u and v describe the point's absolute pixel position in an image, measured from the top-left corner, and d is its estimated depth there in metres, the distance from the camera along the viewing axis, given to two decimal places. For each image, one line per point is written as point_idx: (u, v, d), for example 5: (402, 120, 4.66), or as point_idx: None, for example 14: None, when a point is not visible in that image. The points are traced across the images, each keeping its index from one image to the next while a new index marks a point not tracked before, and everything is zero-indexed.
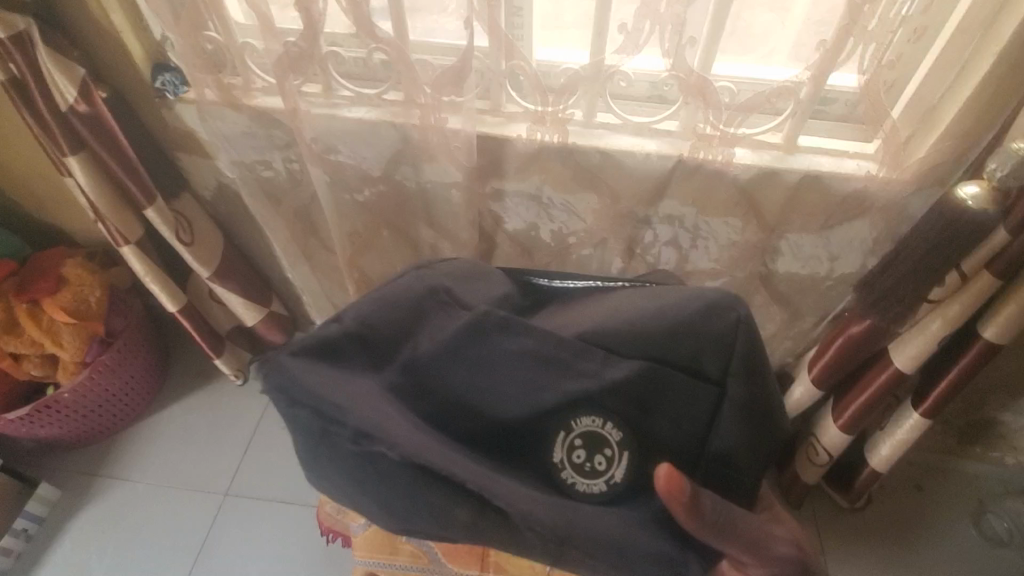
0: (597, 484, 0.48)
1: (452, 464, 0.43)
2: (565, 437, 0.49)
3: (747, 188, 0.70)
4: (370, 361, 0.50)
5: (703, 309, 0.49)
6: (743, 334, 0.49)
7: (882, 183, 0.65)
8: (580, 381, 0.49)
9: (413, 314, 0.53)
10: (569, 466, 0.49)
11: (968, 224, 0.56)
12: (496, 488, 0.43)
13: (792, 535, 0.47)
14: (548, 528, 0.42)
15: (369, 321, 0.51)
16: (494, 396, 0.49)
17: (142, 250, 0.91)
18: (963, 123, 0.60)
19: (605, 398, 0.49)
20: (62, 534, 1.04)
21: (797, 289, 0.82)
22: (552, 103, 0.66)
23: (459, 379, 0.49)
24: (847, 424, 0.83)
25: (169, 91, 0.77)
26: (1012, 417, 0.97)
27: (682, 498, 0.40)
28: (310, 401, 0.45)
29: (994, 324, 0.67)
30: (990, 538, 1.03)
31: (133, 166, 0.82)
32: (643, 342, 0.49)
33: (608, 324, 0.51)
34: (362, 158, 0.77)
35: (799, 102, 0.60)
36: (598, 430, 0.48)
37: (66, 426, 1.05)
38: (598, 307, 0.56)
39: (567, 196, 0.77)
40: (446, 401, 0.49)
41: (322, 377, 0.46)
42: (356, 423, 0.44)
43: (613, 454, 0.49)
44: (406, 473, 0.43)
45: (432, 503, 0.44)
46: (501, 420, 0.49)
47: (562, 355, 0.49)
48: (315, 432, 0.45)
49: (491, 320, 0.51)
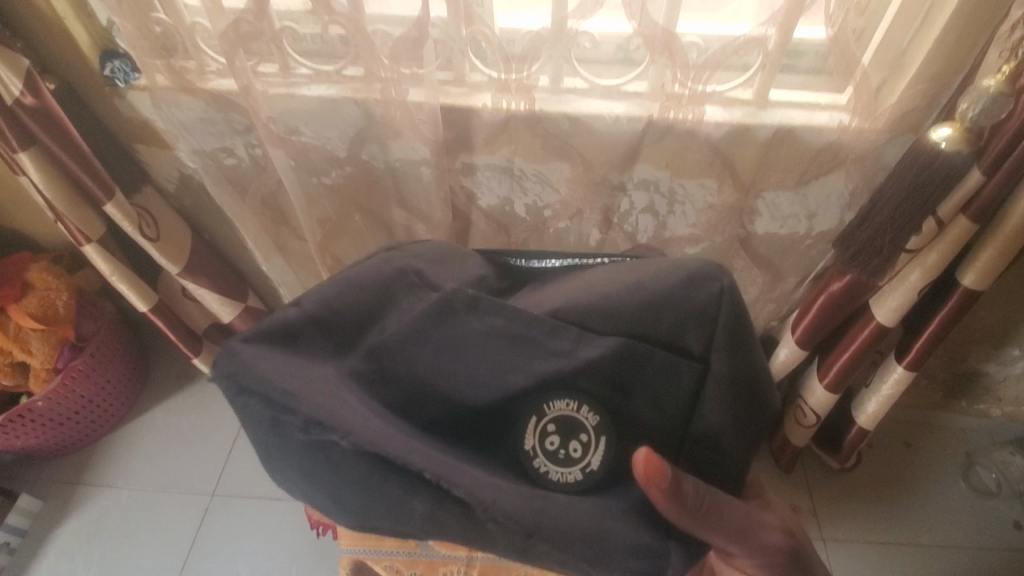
0: (572, 473, 0.47)
1: (410, 453, 0.41)
2: (538, 422, 0.47)
3: (721, 148, 0.68)
4: (333, 347, 0.48)
5: (684, 281, 0.47)
6: (728, 306, 0.46)
7: (855, 134, 0.64)
8: (552, 361, 0.48)
9: (380, 297, 0.52)
10: (541, 454, 0.47)
11: (942, 168, 0.56)
12: (456, 477, 0.41)
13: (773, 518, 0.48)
14: (512, 517, 0.40)
15: (331, 305, 0.49)
16: (461, 379, 0.47)
17: (106, 249, 0.87)
18: (932, 66, 0.59)
19: (578, 378, 0.48)
20: (46, 546, 1.02)
21: (777, 250, 0.81)
22: (515, 70, 0.63)
23: (425, 363, 0.48)
24: (833, 382, 0.82)
25: (120, 79, 0.74)
26: (996, 368, 0.98)
27: (661, 483, 0.40)
28: (260, 390, 0.42)
29: (972, 271, 0.67)
30: (978, 490, 1.04)
31: (88, 162, 0.78)
32: (618, 318, 0.48)
33: (582, 299, 0.49)
34: (326, 138, 0.75)
35: (768, 53, 0.58)
36: (573, 414, 0.47)
37: (43, 436, 1.02)
38: (575, 285, 0.54)
39: (539, 166, 0.75)
40: (410, 389, 0.47)
41: (277, 368, 0.43)
42: (308, 412, 0.41)
43: (588, 440, 0.47)
44: (363, 464, 0.42)
45: (389, 494, 0.42)
46: (468, 405, 0.47)
47: (533, 333, 0.48)
48: (266, 423, 0.44)
49: (459, 300, 0.50)
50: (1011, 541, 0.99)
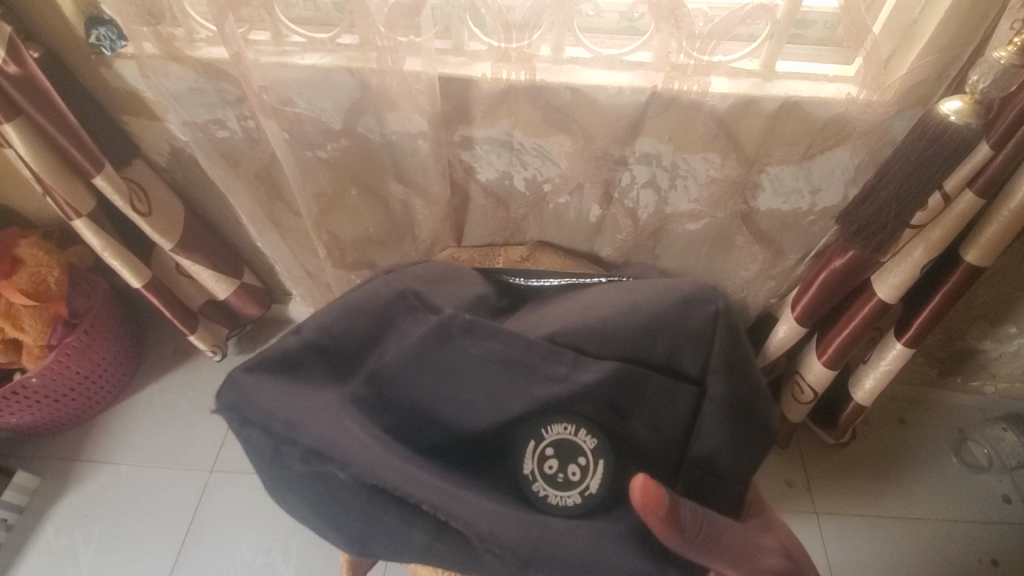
0: (571, 497, 0.47)
1: (408, 483, 0.43)
2: (536, 447, 0.47)
3: (725, 120, 0.67)
4: (333, 373, 0.50)
5: (680, 303, 0.48)
6: (724, 326, 0.48)
7: (863, 106, 0.62)
8: (551, 386, 0.48)
9: (381, 321, 0.52)
10: (540, 478, 0.47)
11: (949, 142, 0.55)
12: (454, 507, 0.42)
13: (778, 544, 0.50)
14: (507, 546, 0.42)
15: (330, 331, 0.50)
16: (459, 405, 0.48)
17: (97, 224, 0.86)
18: (944, 36, 0.57)
19: (578, 403, 0.48)
20: (44, 524, 1.02)
21: (778, 226, 0.81)
22: (516, 39, 0.61)
23: (423, 389, 0.48)
24: (831, 360, 0.82)
25: (106, 47, 0.70)
26: (992, 345, 0.98)
27: (658, 510, 0.40)
28: (262, 421, 0.45)
29: (976, 247, 0.66)
30: (971, 464, 1.06)
31: (76, 133, 0.75)
32: (617, 342, 0.48)
33: (582, 323, 0.50)
34: (320, 110, 0.73)
35: (776, 23, 0.57)
36: (572, 438, 0.47)
37: (39, 413, 1.02)
38: (572, 305, 0.55)
39: (539, 140, 0.74)
40: (409, 414, 0.48)
41: (279, 396, 0.47)
42: (307, 442, 0.44)
43: (587, 463, 0.47)
44: (362, 495, 0.43)
45: (388, 524, 0.43)
46: (466, 431, 0.48)
47: (531, 357, 0.48)
48: (268, 453, 0.46)
49: (457, 324, 0.49)
50: (1001, 515, 1.01)
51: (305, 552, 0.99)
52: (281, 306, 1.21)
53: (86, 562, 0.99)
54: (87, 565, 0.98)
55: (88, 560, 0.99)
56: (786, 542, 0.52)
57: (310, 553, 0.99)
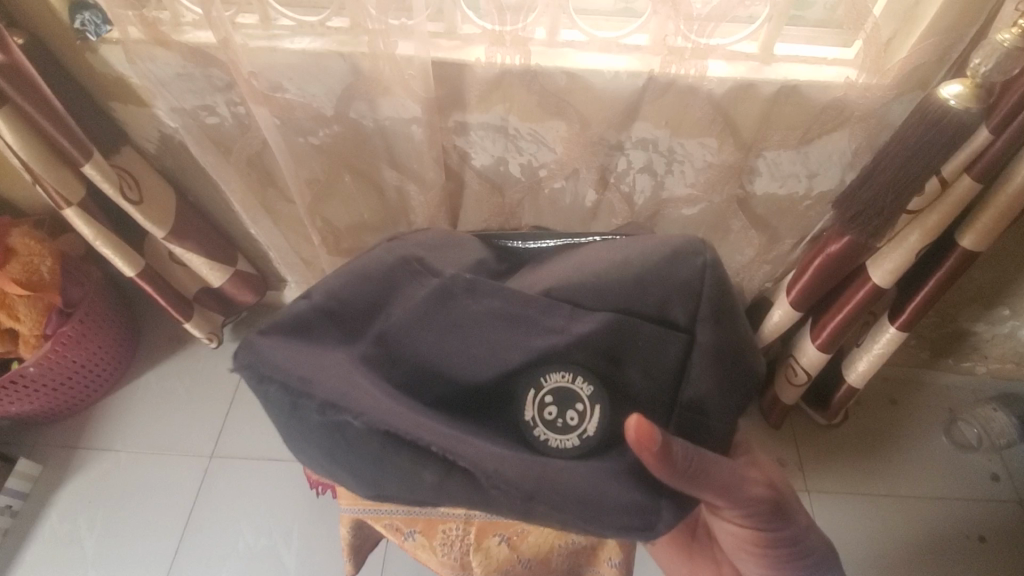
0: (569, 440, 0.47)
1: (417, 428, 0.43)
2: (536, 395, 0.48)
3: (723, 104, 0.66)
4: (343, 333, 0.49)
5: (669, 258, 0.48)
6: (711, 279, 0.48)
7: (862, 91, 0.62)
8: (549, 338, 0.48)
9: (383, 286, 0.52)
10: (540, 423, 0.48)
11: (949, 126, 0.54)
12: (462, 449, 0.43)
13: (764, 476, 0.56)
14: (515, 485, 0.42)
15: (337, 295, 0.50)
16: (461, 358, 0.48)
17: (87, 212, 0.85)
18: (945, 18, 0.56)
19: (574, 352, 0.48)
20: (48, 510, 1.03)
21: (775, 211, 0.80)
22: (510, 22, 0.60)
23: (429, 345, 0.48)
24: (825, 344, 0.83)
25: (91, 32, 0.67)
26: (985, 327, 0.99)
27: (652, 447, 0.42)
28: (280, 376, 0.44)
29: (972, 233, 0.67)
30: (960, 443, 1.07)
31: (64, 122, 0.73)
32: (609, 295, 0.49)
33: (578, 276, 0.50)
34: (312, 96, 0.71)
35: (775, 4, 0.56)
36: (569, 385, 0.47)
37: (37, 401, 1.02)
38: (564, 265, 0.54)
39: (534, 124, 0.73)
40: (413, 369, 0.48)
41: (294, 355, 0.45)
42: (323, 395, 0.43)
43: (584, 408, 0.48)
44: (376, 443, 0.43)
45: (398, 466, 0.43)
46: (467, 383, 0.48)
47: (530, 312, 0.49)
48: (285, 407, 0.44)
49: (459, 285, 0.50)
50: (992, 493, 1.03)
51: (308, 531, 1.00)
52: (277, 292, 1.20)
53: (90, 546, 1.00)
54: (91, 549, 1.00)
55: (94, 544, 1.00)
56: (768, 474, 0.58)
57: (313, 533, 1.00)
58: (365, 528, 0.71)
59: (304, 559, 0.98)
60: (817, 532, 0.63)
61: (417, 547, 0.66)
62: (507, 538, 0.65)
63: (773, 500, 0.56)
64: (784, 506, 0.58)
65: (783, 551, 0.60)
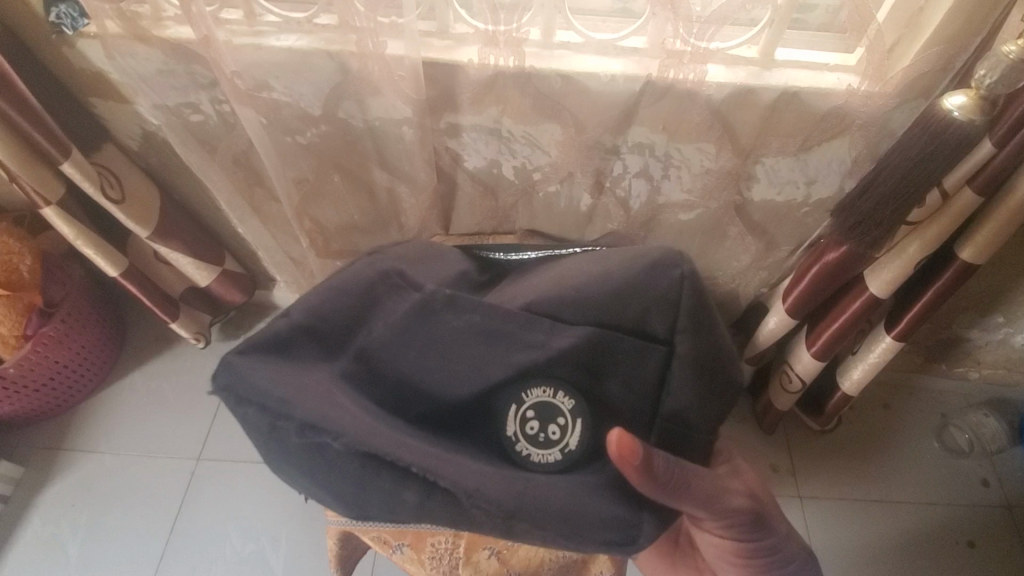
0: (551, 455, 0.45)
1: (397, 448, 0.42)
2: (518, 409, 0.46)
3: (722, 110, 0.64)
4: (323, 351, 0.48)
5: (646, 269, 0.47)
6: (689, 290, 0.47)
7: (864, 98, 0.60)
8: (529, 352, 0.47)
9: (363, 300, 0.50)
10: (522, 438, 0.46)
11: (953, 138, 0.53)
12: (442, 468, 0.42)
13: (746, 489, 0.56)
14: (494, 502, 0.42)
15: (317, 312, 0.49)
16: (440, 374, 0.46)
17: (67, 212, 0.82)
18: (950, 26, 0.55)
19: (556, 366, 0.47)
20: (30, 513, 1.01)
21: (772, 217, 0.79)
22: (504, 21, 0.58)
23: (410, 361, 0.47)
24: (820, 352, 0.82)
25: (67, 26, 0.64)
26: (978, 334, 0.99)
27: (634, 460, 0.41)
28: (257, 399, 0.44)
29: (972, 246, 0.66)
30: (952, 449, 1.07)
31: (41, 119, 0.70)
32: (588, 308, 0.48)
33: (557, 290, 0.49)
34: (299, 95, 0.69)
35: (777, 10, 0.54)
36: (550, 400, 0.46)
37: (18, 403, 0.99)
38: (547, 276, 0.53)
39: (529, 127, 0.71)
40: (394, 386, 0.47)
41: (274, 377, 0.45)
42: (302, 416, 0.43)
43: (566, 422, 0.46)
44: (358, 463, 0.43)
45: (380, 487, 0.43)
46: (446, 400, 0.46)
47: (508, 326, 0.47)
48: (264, 429, 0.44)
49: (440, 300, 0.49)
50: (982, 499, 1.03)
51: (293, 536, 0.99)
52: (266, 291, 1.18)
53: (74, 551, 0.98)
54: (75, 553, 0.98)
55: (76, 548, 0.98)
56: (751, 485, 0.57)
57: (300, 536, 0.99)
58: (352, 539, 0.69)
59: (290, 564, 0.97)
60: (796, 539, 0.61)
61: (404, 560, 0.65)
62: (497, 552, 0.64)
63: (754, 511, 0.55)
64: (764, 516, 0.57)
65: (763, 561, 0.59)
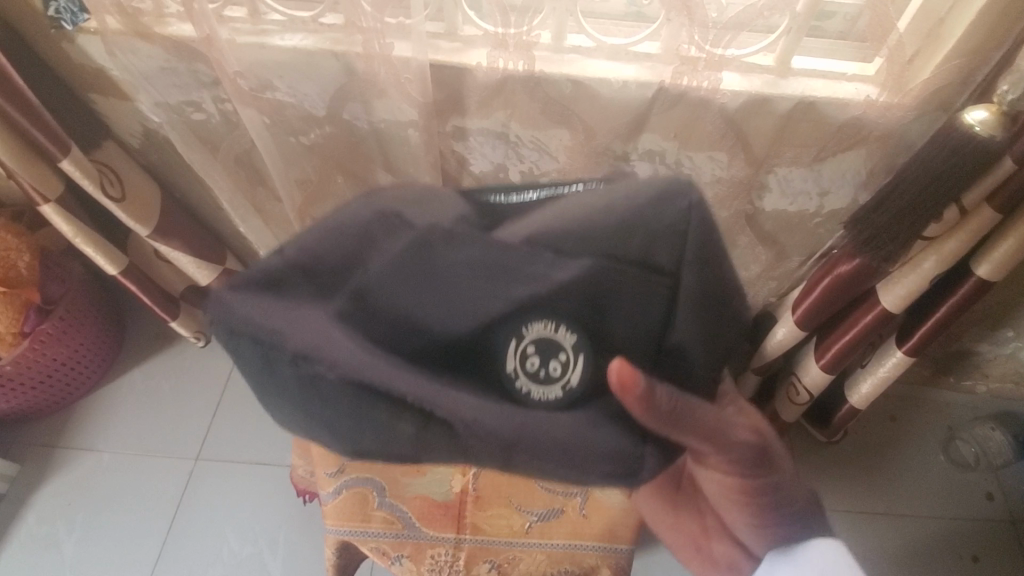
0: (549, 393, 0.36)
1: (391, 377, 0.35)
2: (516, 345, 0.35)
3: (736, 118, 0.62)
4: (316, 289, 0.36)
5: (652, 200, 0.39)
6: (697, 221, 0.39)
7: (883, 109, 0.59)
8: (529, 284, 0.35)
9: (360, 239, 0.37)
10: (521, 377, 0.35)
11: (974, 152, 0.52)
12: (438, 399, 0.35)
13: (753, 424, 0.46)
14: (492, 433, 0.35)
15: (314, 252, 0.37)
16: (426, 309, 0.35)
17: (66, 209, 0.81)
18: (971, 38, 0.54)
19: (558, 299, 0.35)
20: (25, 512, 1.00)
21: (783, 227, 0.78)
22: (515, 24, 0.57)
23: (404, 298, 0.35)
24: (829, 364, 0.81)
25: (66, 20, 0.63)
26: (988, 347, 0.98)
27: (635, 390, 0.34)
28: (252, 333, 0.36)
29: (988, 262, 0.64)
30: (957, 462, 1.06)
31: (39, 115, 0.69)
32: (592, 237, 0.36)
33: (558, 218, 0.37)
34: (302, 95, 0.67)
35: (796, 16, 0.53)
36: (551, 335, 0.35)
37: (15, 399, 0.99)
38: (558, 205, 0.39)
39: (536, 131, 0.69)
40: (389, 323, 0.35)
41: (265, 310, 0.36)
42: (294, 347, 0.35)
43: (567, 358, 0.36)
44: (348, 395, 0.36)
45: (376, 419, 0.36)
46: (438, 339, 0.35)
47: (510, 256, 0.35)
48: (257, 365, 0.37)
49: (440, 233, 0.36)
50: (986, 512, 1.02)
51: (291, 537, 0.98)
52: None
53: (68, 550, 0.97)
54: (70, 553, 0.97)
55: (72, 547, 0.98)
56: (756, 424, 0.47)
57: (298, 540, 0.98)
58: (350, 548, 0.71)
59: (286, 567, 0.96)
60: None
61: (403, 572, 0.69)
62: (497, 564, 0.69)
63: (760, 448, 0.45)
64: (770, 453, 0.46)
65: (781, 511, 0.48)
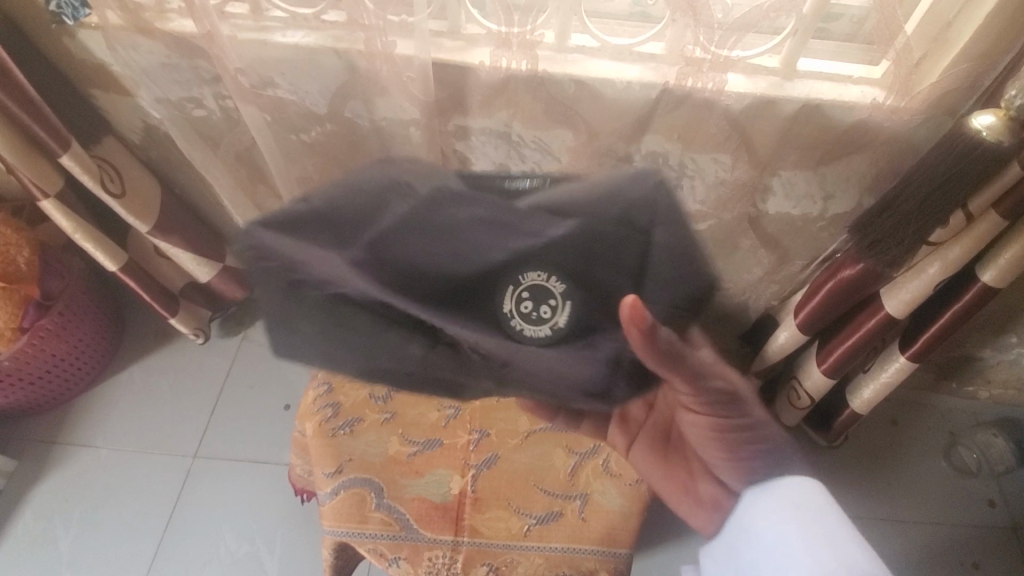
0: (540, 330, 0.34)
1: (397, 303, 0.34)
2: (510, 287, 0.34)
3: (740, 120, 0.62)
4: (335, 238, 0.34)
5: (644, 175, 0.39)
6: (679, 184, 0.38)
7: (889, 113, 0.58)
8: (523, 237, 0.34)
9: (379, 198, 0.34)
10: (516, 318, 0.34)
11: (980, 158, 0.52)
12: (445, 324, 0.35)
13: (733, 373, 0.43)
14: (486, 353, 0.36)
15: (338, 204, 0.35)
16: (432, 257, 0.34)
17: (65, 205, 0.81)
18: (979, 43, 0.53)
19: (552, 250, 0.34)
20: (22, 507, 1.00)
21: (787, 230, 0.78)
22: (518, 23, 0.56)
23: (415, 251, 0.33)
24: (831, 368, 0.81)
25: (68, 15, 0.62)
26: (991, 353, 0.98)
27: (641, 325, 0.32)
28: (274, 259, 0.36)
29: (993, 269, 0.63)
30: (959, 468, 1.06)
31: (38, 110, 0.68)
32: (584, 200, 0.35)
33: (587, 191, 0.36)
34: (303, 93, 0.67)
35: (802, 17, 0.52)
36: (541, 280, 0.34)
37: (14, 394, 0.99)
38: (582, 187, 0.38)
39: (539, 131, 0.69)
40: (405, 276, 0.33)
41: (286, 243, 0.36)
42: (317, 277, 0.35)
43: (557, 300, 0.34)
44: (353, 317, 0.36)
45: (385, 338, 0.37)
46: (443, 282, 0.34)
47: (509, 213, 0.34)
48: (282, 288, 0.38)
49: (448, 194, 0.35)
50: (986, 519, 1.01)
51: (289, 536, 0.98)
52: None
53: (64, 546, 0.97)
54: (66, 548, 0.97)
55: (68, 543, 0.97)
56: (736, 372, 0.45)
57: (295, 540, 0.98)
58: (347, 550, 0.72)
59: (283, 567, 0.96)
60: None
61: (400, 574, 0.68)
62: (494, 567, 0.68)
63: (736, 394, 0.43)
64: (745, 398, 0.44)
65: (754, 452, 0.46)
